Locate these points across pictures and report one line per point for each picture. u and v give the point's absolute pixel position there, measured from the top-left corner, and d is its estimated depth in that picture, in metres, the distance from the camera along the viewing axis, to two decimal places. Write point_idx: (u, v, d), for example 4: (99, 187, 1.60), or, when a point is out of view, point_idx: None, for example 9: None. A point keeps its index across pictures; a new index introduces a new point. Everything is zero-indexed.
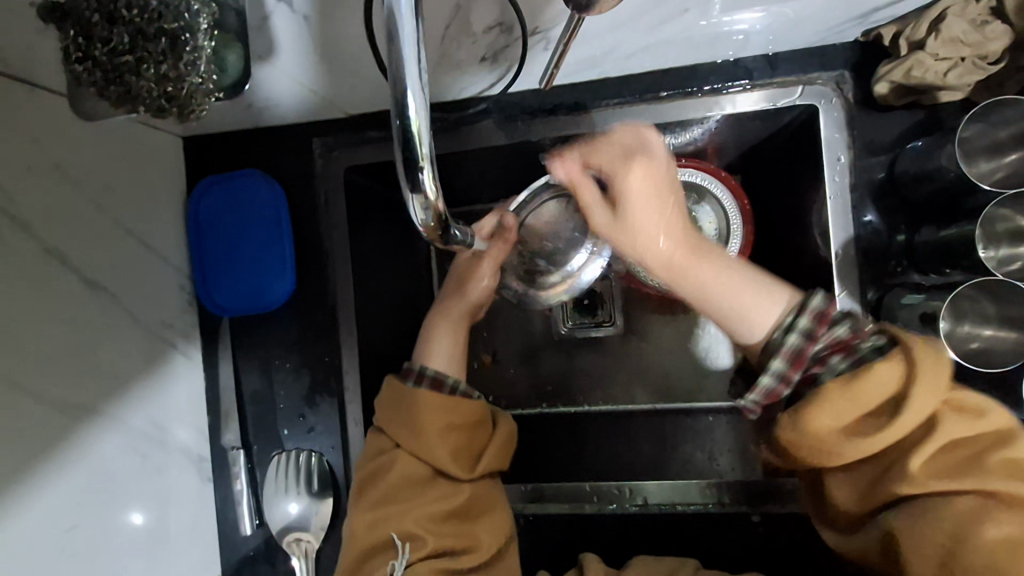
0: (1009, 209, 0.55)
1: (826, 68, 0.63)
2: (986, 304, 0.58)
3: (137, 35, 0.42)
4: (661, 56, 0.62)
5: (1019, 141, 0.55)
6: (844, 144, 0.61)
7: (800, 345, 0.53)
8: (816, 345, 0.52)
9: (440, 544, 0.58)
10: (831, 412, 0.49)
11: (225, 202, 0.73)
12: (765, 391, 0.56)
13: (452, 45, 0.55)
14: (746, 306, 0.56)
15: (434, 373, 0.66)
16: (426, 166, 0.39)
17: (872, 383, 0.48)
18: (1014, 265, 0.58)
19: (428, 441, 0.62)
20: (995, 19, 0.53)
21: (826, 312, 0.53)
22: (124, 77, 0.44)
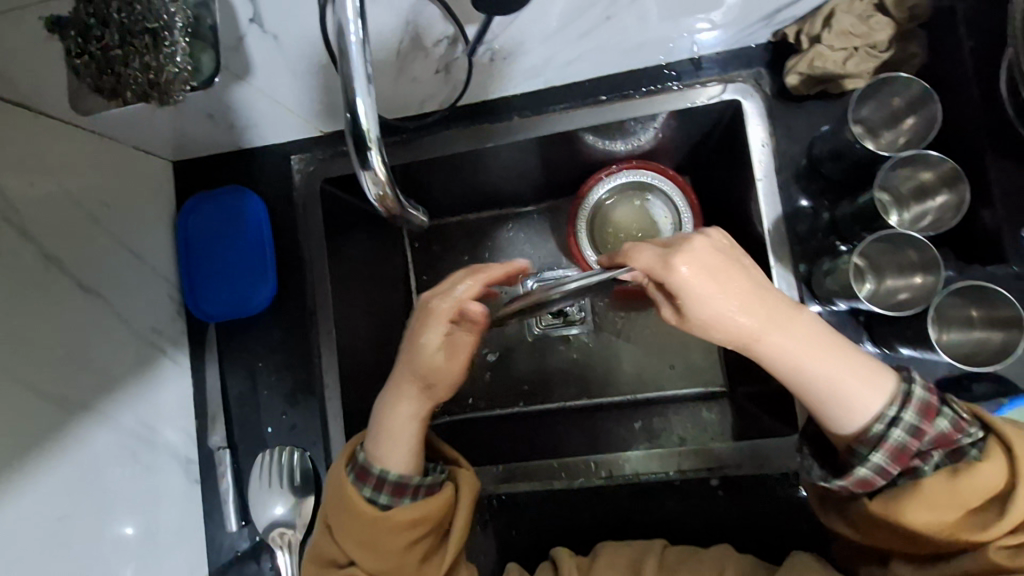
0: (908, 169, 0.61)
1: (746, 67, 0.70)
2: (899, 257, 0.64)
3: (124, 33, 0.53)
4: (596, 65, 0.69)
5: (912, 110, 0.62)
6: (766, 131, 0.68)
7: (904, 440, 0.53)
8: (919, 441, 0.53)
9: None
10: (967, 524, 0.51)
11: (210, 213, 0.79)
12: (861, 479, 0.54)
13: (408, 59, 0.63)
14: (848, 391, 0.53)
15: (396, 478, 0.64)
16: (374, 147, 0.46)
17: (968, 490, 0.51)
18: (927, 219, 0.63)
19: (383, 554, 0.64)
20: (877, 13, 0.61)
21: (929, 403, 0.53)
22: (115, 67, 0.54)
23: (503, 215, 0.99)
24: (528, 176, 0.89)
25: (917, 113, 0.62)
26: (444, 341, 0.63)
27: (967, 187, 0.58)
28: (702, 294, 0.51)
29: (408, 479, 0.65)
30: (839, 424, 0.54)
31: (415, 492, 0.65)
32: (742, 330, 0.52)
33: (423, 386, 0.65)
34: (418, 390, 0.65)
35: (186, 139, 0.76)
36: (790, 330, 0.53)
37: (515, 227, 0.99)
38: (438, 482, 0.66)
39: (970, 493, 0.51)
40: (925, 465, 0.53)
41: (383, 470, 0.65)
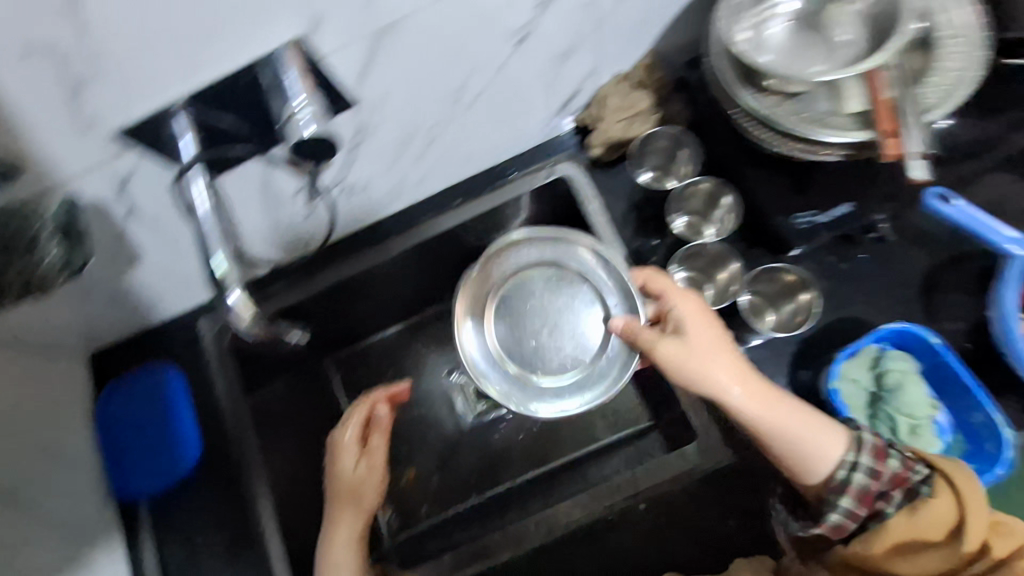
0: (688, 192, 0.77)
1: (562, 150, 0.85)
2: (714, 257, 0.77)
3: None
4: (443, 177, 0.83)
5: (681, 143, 0.80)
6: (592, 195, 0.81)
7: (873, 469, 0.60)
8: (879, 481, 0.59)
9: None
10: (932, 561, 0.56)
11: (128, 393, 0.83)
12: (835, 524, 0.60)
13: (276, 212, 0.73)
14: (815, 430, 0.61)
15: None
16: (234, 288, 0.53)
17: (925, 528, 0.56)
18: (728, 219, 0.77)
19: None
20: (639, 87, 0.76)
21: (888, 447, 0.60)
22: None
23: (414, 321, 1.08)
24: (422, 277, 0.99)
25: (688, 145, 0.79)
26: (357, 461, 0.76)
27: (732, 187, 0.76)
28: (690, 361, 0.62)
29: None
30: (812, 474, 0.61)
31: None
32: (726, 387, 0.61)
33: (350, 501, 0.74)
34: (345, 510, 0.74)
35: (98, 330, 0.83)
36: (778, 406, 0.61)
37: (428, 329, 1.08)
38: None
39: (928, 529, 0.56)
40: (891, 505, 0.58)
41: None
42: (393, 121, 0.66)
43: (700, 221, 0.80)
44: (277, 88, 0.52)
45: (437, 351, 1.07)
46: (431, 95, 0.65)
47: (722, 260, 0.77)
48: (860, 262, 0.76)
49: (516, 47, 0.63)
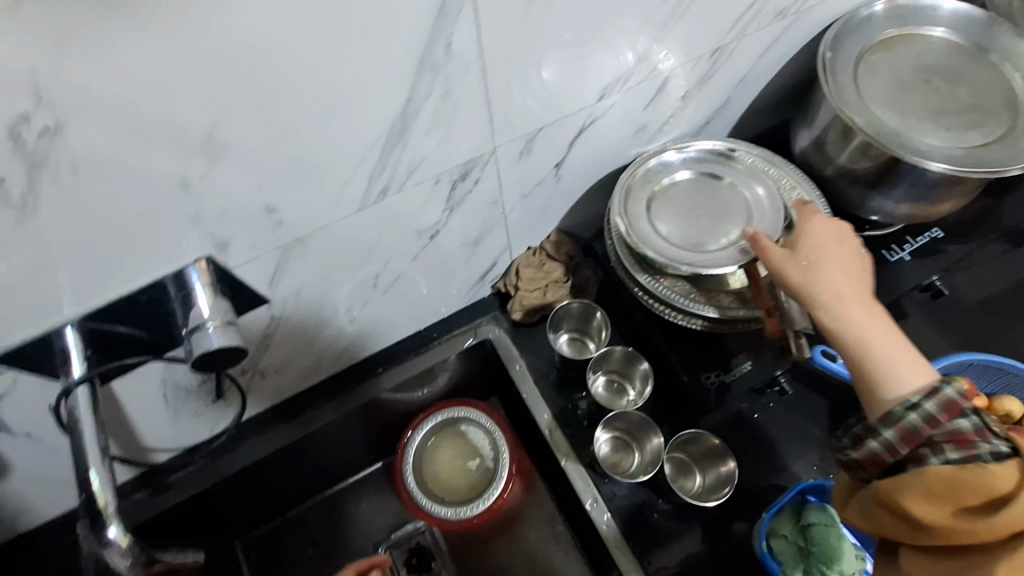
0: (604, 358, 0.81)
1: (484, 312, 0.88)
2: (637, 425, 0.78)
3: None
4: (365, 347, 0.82)
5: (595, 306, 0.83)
6: (515, 357, 0.84)
7: (950, 429, 0.49)
8: (936, 433, 0.49)
9: None
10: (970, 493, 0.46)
11: None
12: (870, 454, 0.52)
13: (177, 404, 0.68)
14: (904, 363, 0.52)
15: None
16: (114, 520, 0.47)
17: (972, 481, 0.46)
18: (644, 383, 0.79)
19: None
20: (548, 261, 0.83)
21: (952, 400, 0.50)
22: None
23: (338, 489, 1.00)
24: (347, 448, 0.95)
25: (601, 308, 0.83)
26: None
27: (642, 358, 0.79)
28: (819, 276, 0.57)
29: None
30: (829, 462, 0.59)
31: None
32: (849, 311, 0.55)
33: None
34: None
35: None
36: (873, 320, 0.55)
37: (355, 496, 1.00)
38: None
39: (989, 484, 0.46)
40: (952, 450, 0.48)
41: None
42: (306, 310, 0.66)
43: (621, 381, 0.82)
44: (186, 303, 0.52)
45: (364, 522, 0.98)
46: (345, 286, 0.66)
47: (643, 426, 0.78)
48: (768, 411, 0.82)
49: (427, 242, 0.67)
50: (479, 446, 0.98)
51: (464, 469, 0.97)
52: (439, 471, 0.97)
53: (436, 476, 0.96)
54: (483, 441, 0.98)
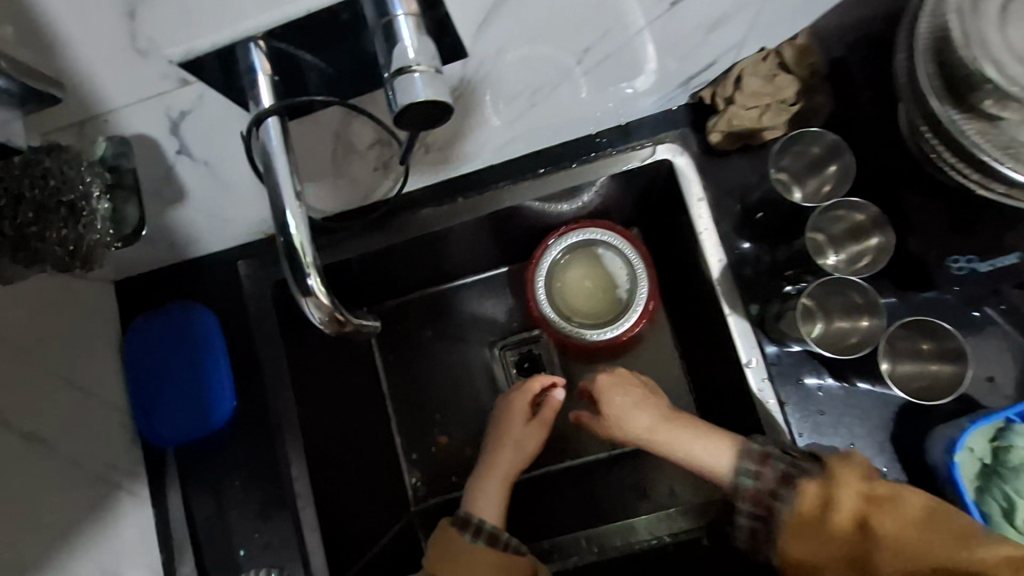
0: (839, 211, 0.68)
1: (670, 128, 0.74)
2: (847, 296, 0.68)
3: (37, 210, 0.49)
4: (532, 142, 0.72)
5: (830, 153, 0.69)
6: (700, 187, 0.71)
7: (745, 483, 0.63)
8: (759, 486, 0.62)
9: None
10: (804, 545, 0.59)
11: (158, 334, 0.77)
12: None
13: (344, 163, 0.63)
14: None
15: (491, 528, 0.72)
16: (312, 272, 0.45)
17: (799, 530, 0.59)
18: (862, 260, 0.69)
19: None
20: (782, 73, 0.65)
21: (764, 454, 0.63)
22: (29, 245, 0.49)
23: (462, 285, 1.00)
24: (481, 251, 0.91)
25: (836, 158, 0.69)
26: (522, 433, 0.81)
27: (891, 231, 0.65)
28: None
29: (502, 533, 0.72)
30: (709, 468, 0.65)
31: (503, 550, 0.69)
32: None
33: (508, 462, 0.79)
34: (506, 458, 0.79)
35: (130, 260, 0.75)
36: None
37: (477, 295, 1.00)
38: (501, 533, 0.72)
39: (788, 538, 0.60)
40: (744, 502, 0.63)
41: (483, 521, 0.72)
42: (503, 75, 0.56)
43: (824, 243, 0.72)
44: (388, 34, 0.42)
45: (483, 321, 1.00)
46: (551, 57, 0.55)
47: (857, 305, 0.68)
48: (992, 313, 0.69)
49: (667, 9, 0.54)
50: (616, 276, 0.92)
51: (594, 292, 0.93)
52: (568, 290, 0.93)
53: (564, 294, 0.93)
54: (622, 271, 0.92)
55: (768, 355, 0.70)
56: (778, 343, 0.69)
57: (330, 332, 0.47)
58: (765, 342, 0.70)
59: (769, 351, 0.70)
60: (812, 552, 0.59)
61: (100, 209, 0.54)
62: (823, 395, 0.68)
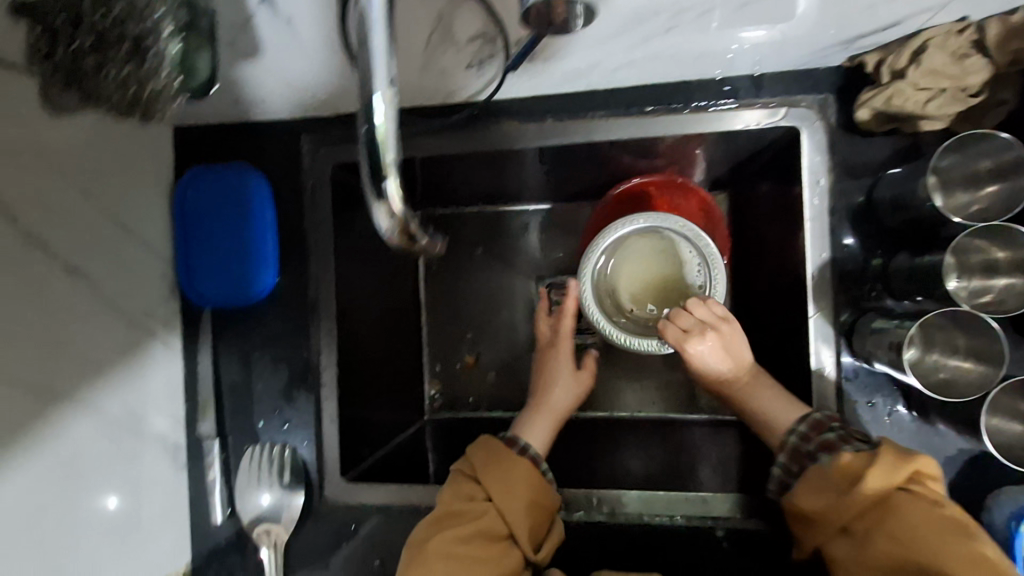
0: (988, 242, 0.58)
1: (811, 91, 0.63)
2: (957, 336, 0.59)
3: (100, 38, 0.51)
4: (650, 73, 0.62)
5: (995, 176, 0.58)
6: (825, 168, 0.62)
7: (796, 444, 0.63)
8: (809, 447, 0.62)
9: (467, 528, 0.61)
10: (822, 500, 0.56)
11: (211, 192, 0.74)
12: None
13: (437, 52, 0.57)
14: None
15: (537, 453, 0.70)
16: (391, 174, 0.40)
17: (816, 482, 0.58)
18: (985, 297, 0.61)
19: (517, 506, 0.63)
20: (975, 54, 0.54)
21: (824, 421, 0.62)
22: (86, 73, 0.52)
23: (522, 211, 0.95)
24: (555, 181, 0.84)
25: (1000, 182, 0.58)
26: (563, 384, 0.81)
27: None
28: None
29: (541, 460, 0.70)
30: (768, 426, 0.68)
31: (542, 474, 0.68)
32: None
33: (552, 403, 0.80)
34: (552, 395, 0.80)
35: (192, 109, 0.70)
36: None
37: (537, 224, 0.95)
38: (541, 462, 0.70)
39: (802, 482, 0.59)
40: (783, 458, 0.64)
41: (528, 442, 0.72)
42: None
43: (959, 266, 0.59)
44: None
45: (536, 252, 0.95)
46: None
47: (979, 350, 0.58)
48: None
49: None
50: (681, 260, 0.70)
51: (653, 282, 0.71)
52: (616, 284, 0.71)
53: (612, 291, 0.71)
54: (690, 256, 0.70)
55: (843, 367, 0.65)
56: (860, 360, 0.64)
57: (394, 245, 0.43)
58: (844, 352, 0.65)
59: (845, 363, 0.65)
60: (818, 506, 0.56)
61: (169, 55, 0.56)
62: (889, 424, 0.63)
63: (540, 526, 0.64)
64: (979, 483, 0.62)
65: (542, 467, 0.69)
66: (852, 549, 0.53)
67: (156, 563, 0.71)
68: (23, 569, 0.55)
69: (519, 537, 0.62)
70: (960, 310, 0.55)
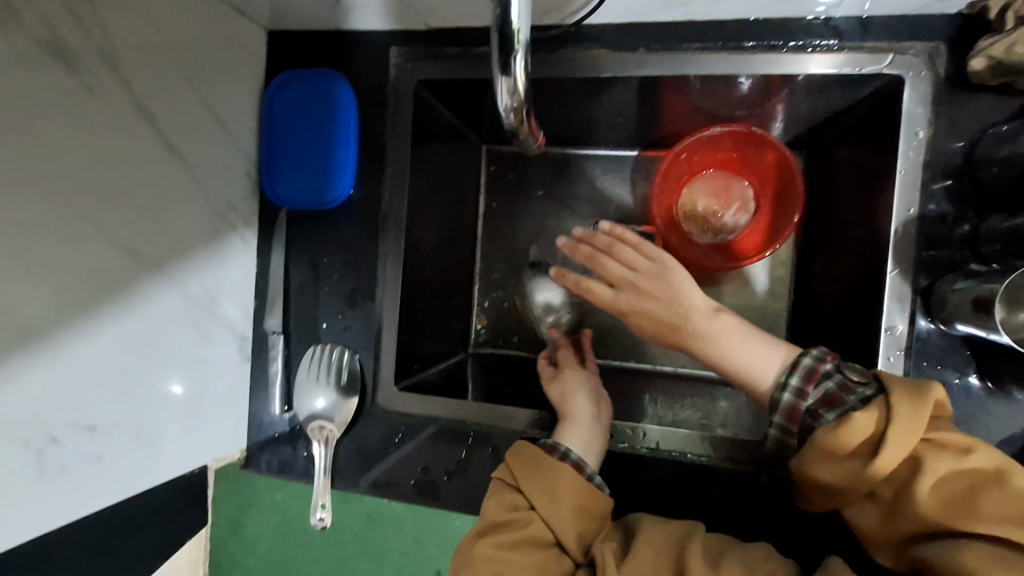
0: None
1: (922, 38, 0.61)
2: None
3: None
4: (753, 4, 0.61)
5: None
6: (925, 120, 0.60)
7: (794, 402, 0.59)
8: (807, 404, 0.58)
9: (510, 539, 0.60)
10: (837, 469, 0.52)
11: (298, 96, 0.76)
12: None
13: None
14: None
15: (577, 457, 0.65)
16: (519, 52, 0.40)
17: (827, 449, 0.52)
18: None
19: (563, 514, 0.62)
20: None
21: (817, 368, 0.58)
22: None
23: (589, 154, 0.93)
24: (631, 125, 0.83)
25: None
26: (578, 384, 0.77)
27: None
28: None
29: (587, 465, 0.65)
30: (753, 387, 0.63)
31: (590, 481, 0.64)
32: None
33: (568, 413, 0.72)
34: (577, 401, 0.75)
35: (289, 10, 0.72)
36: None
37: (601, 169, 0.94)
38: (586, 466, 0.65)
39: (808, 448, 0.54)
40: (780, 417, 0.59)
41: (569, 448, 0.66)
42: None
43: None
44: None
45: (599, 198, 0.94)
46: None
47: None
48: None
49: None
50: None
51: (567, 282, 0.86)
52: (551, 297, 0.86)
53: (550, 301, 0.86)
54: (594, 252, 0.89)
55: (915, 329, 0.63)
56: (937, 324, 0.61)
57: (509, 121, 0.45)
58: (919, 316, 0.62)
59: (918, 325, 0.63)
60: (837, 478, 0.52)
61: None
62: (958, 389, 0.62)
63: (591, 529, 0.63)
64: None
65: (588, 472, 0.65)
66: (881, 512, 0.52)
67: (216, 442, 0.76)
68: (107, 418, 0.59)
69: (568, 545, 0.61)
70: None
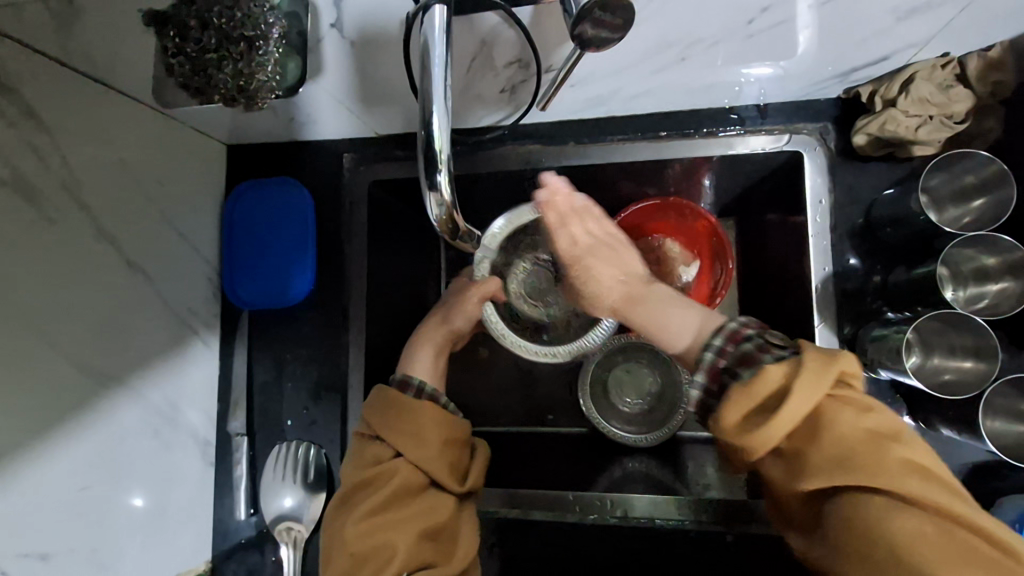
0: (972, 249, 0.61)
1: (812, 120, 0.69)
2: (952, 338, 0.62)
3: (222, 39, 0.55)
4: (660, 103, 0.69)
5: (981, 189, 0.62)
6: (826, 188, 0.67)
7: (750, 349, 0.53)
8: (724, 362, 0.54)
9: (380, 515, 0.59)
10: (743, 416, 0.49)
11: (256, 204, 0.80)
12: None
13: (476, 76, 0.64)
14: None
15: (433, 391, 0.69)
16: (443, 168, 0.46)
17: (740, 397, 0.50)
18: (981, 304, 0.63)
19: (430, 452, 0.63)
20: (958, 84, 0.60)
21: (740, 331, 0.55)
22: (207, 70, 0.56)
23: None
24: None
25: (987, 194, 0.62)
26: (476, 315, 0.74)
27: None
28: None
29: (440, 396, 0.69)
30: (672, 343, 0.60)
31: (445, 409, 0.67)
32: None
33: (470, 328, 0.76)
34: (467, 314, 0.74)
35: (245, 126, 0.76)
36: None
37: None
38: (440, 395, 0.69)
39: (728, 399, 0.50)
40: (702, 374, 0.54)
41: (422, 380, 0.69)
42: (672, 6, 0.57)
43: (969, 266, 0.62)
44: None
45: None
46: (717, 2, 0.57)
47: (976, 348, 0.60)
48: None
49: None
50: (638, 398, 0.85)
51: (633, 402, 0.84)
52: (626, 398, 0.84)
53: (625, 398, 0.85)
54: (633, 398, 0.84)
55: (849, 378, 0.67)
56: (865, 370, 0.66)
57: (439, 232, 0.50)
58: (849, 365, 0.67)
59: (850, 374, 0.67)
60: (741, 418, 0.49)
61: (274, 52, 0.58)
62: None
63: (459, 458, 0.66)
64: (984, 491, 0.63)
65: (441, 401, 0.68)
66: (784, 472, 0.49)
67: (175, 557, 0.72)
68: (60, 544, 0.57)
69: (440, 480, 0.63)
70: (950, 312, 0.58)
